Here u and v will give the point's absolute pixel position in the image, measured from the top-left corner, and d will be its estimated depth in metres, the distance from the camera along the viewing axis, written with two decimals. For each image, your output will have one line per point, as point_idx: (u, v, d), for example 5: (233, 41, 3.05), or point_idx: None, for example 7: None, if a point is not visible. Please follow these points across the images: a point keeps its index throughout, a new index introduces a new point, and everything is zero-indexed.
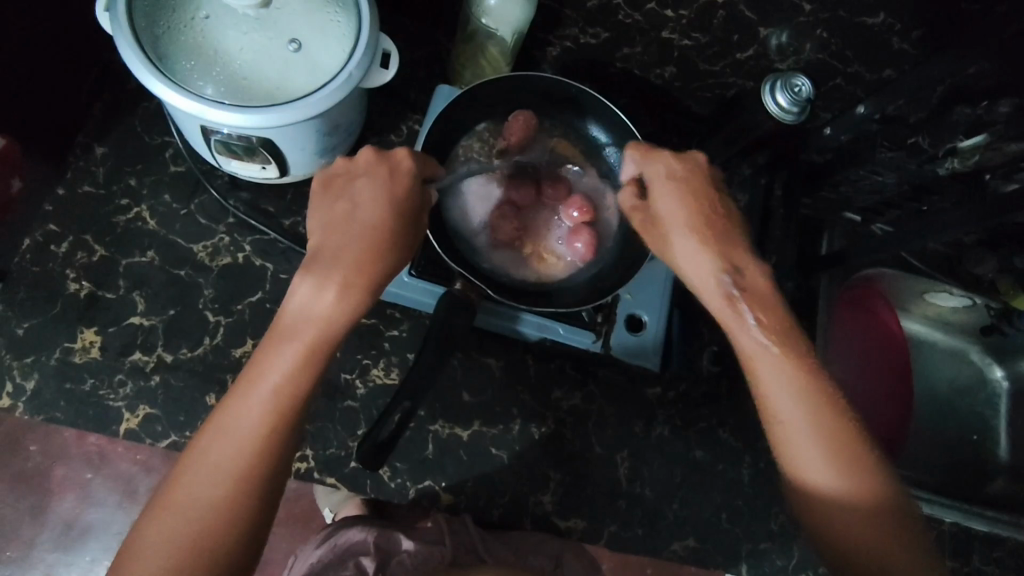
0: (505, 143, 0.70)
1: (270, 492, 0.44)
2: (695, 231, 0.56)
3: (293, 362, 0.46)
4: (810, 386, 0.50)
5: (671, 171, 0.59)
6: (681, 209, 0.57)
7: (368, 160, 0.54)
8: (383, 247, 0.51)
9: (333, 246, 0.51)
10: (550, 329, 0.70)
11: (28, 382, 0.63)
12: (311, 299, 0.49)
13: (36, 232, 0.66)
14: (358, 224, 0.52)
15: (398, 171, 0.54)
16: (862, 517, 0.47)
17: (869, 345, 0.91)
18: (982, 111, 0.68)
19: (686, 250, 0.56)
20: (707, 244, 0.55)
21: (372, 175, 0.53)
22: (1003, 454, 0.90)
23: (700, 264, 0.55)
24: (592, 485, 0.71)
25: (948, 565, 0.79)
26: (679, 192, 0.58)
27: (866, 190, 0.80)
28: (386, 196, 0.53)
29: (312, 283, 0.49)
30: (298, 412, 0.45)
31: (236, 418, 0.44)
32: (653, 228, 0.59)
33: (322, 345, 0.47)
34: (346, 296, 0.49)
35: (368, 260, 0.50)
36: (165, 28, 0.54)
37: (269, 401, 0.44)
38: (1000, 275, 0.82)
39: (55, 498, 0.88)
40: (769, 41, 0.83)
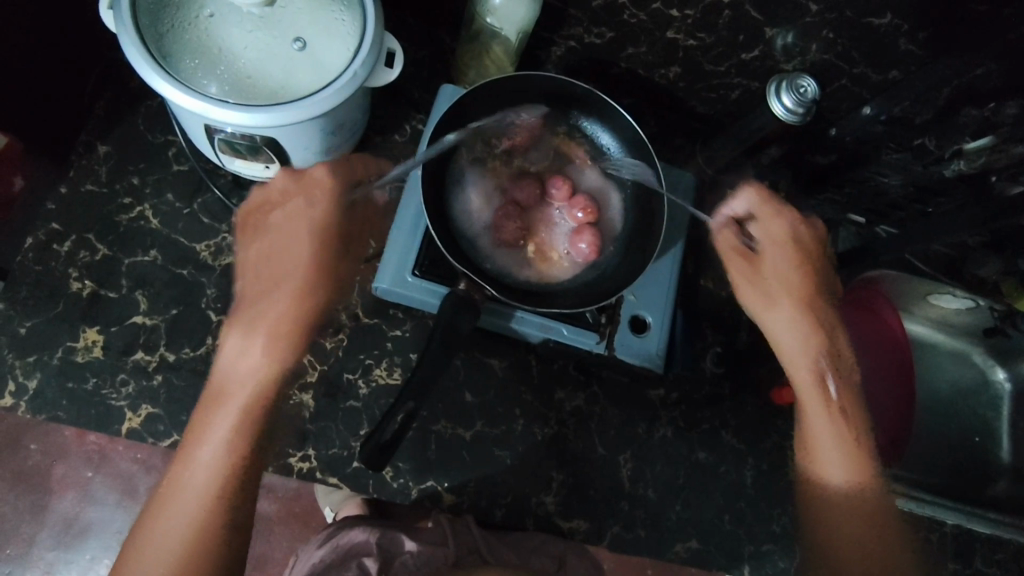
0: (512, 118, 0.70)
1: (246, 490, 0.57)
2: (791, 293, 0.73)
3: (239, 407, 0.59)
4: (844, 440, 0.70)
5: (787, 229, 0.74)
6: (791, 269, 0.73)
7: (285, 183, 0.65)
8: (308, 277, 0.65)
9: (263, 279, 0.65)
10: (553, 330, 0.69)
11: (30, 381, 0.62)
12: (247, 344, 0.62)
13: (38, 231, 0.66)
14: (288, 256, 0.65)
15: (315, 197, 0.66)
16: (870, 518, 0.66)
17: (876, 347, 0.89)
18: (989, 113, 0.67)
19: (783, 312, 0.73)
20: (805, 311, 0.73)
21: (292, 204, 0.66)
22: (1005, 456, 0.90)
23: (796, 331, 0.72)
24: (594, 485, 0.71)
25: (950, 566, 0.79)
26: (790, 248, 0.74)
27: (872, 192, 0.78)
28: (306, 223, 0.65)
29: (241, 334, 0.63)
30: (256, 431, 0.59)
31: (205, 446, 0.57)
32: (760, 278, 0.73)
33: (260, 384, 0.61)
34: (274, 340, 0.62)
35: (299, 293, 0.64)
36: (169, 26, 0.54)
37: (215, 447, 0.57)
38: (1003, 276, 0.81)
39: (56, 496, 0.88)
40: (774, 41, 0.82)
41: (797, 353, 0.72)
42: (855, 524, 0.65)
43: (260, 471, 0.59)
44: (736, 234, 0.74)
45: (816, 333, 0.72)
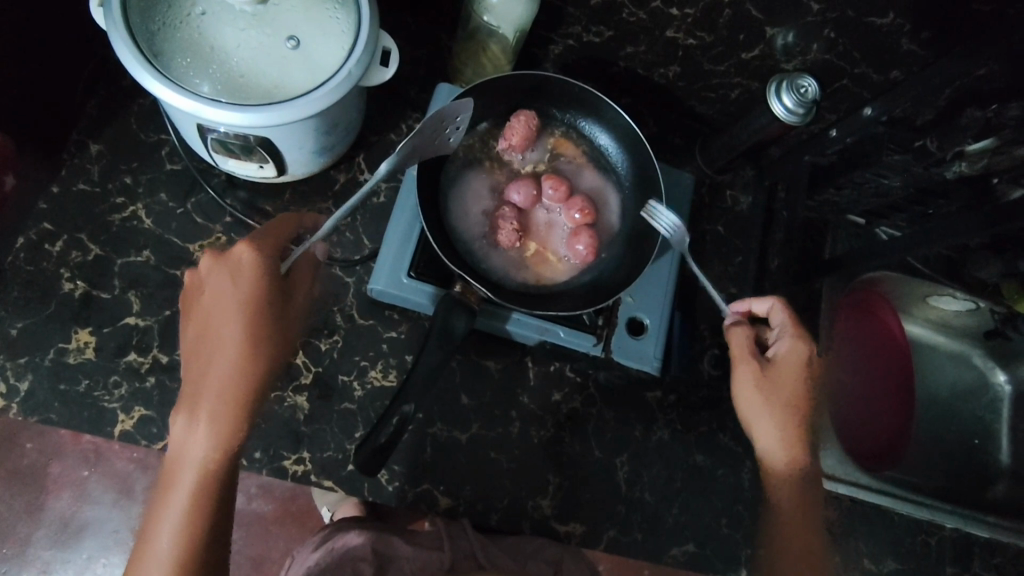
0: (452, 128, 0.60)
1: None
2: (789, 411, 0.61)
3: (185, 504, 0.51)
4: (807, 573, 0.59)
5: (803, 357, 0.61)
6: (794, 392, 0.61)
7: (211, 265, 0.53)
8: (246, 359, 0.52)
9: (197, 371, 0.52)
10: (550, 332, 0.68)
11: (22, 382, 0.62)
12: (187, 434, 0.52)
13: (30, 230, 0.65)
14: (219, 340, 0.52)
15: (241, 271, 0.52)
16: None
17: (868, 354, 0.90)
18: (992, 113, 0.67)
19: (770, 428, 0.61)
20: (795, 431, 0.61)
21: (217, 281, 0.52)
22: (1004, 459, 0.90)
23: (778, 441, 0.61)
24: (591, 489, 0.71)
25: (949, 571, 0.78)
26: (801, 373, 0.61)
27: (871, 193, 0.77)
28: (235, 302, 0.52)
29: (183, 422, 0.52)
30: (205, 538, 0.51)
31: (149, 558, 0.50)
32: (762, 390, 0.61)
33: (208, 476, 0.51)
34: (214, 434, 0.51)
35: (235, 383, 0.52)
36: (161, 24, 0.53)
37: (168, 556, 0.50)
38: (1004, 279, 0.79)
39: (51, 496, 0.87)
40: (774, 40, 0.81)
41: (777, 464, 0.62)
42: None
43: (223, 551, 0.53)
44: (749, 333, 0.62)
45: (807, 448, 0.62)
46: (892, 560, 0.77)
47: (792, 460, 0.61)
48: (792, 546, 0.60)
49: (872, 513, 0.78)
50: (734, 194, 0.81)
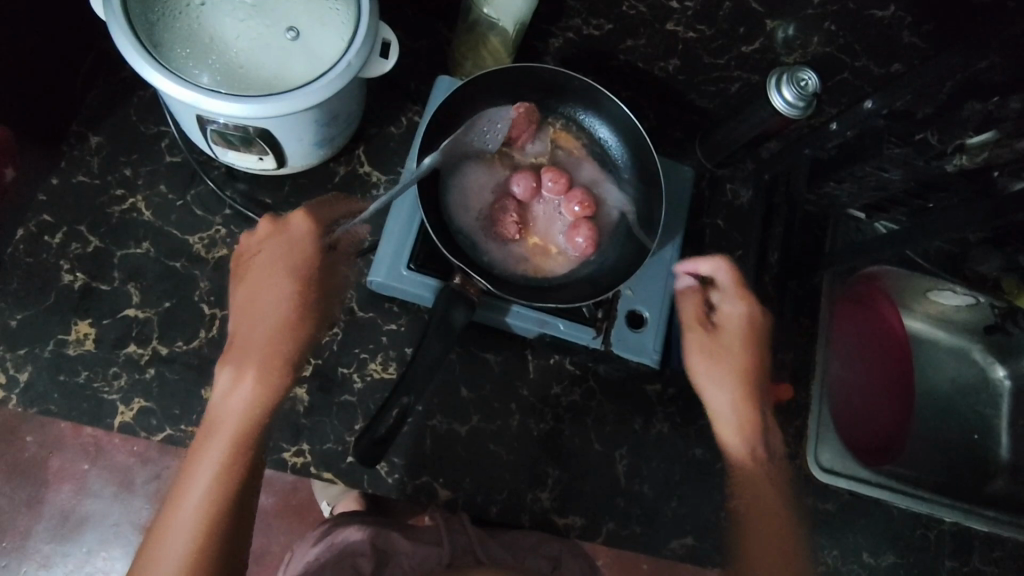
0: (489, 130, 0.69)
1: (231, 546, 0.51)
2: (732, 366, 0.70)
3: (225, 447, 0.53)
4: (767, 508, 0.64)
5: (737, 315, 0.71)
6: (734, 348, 0.70)
7: (268, 230, 0.62)
8: (297, 312, 0.60)
9: (246, 332, 0.59)
10: (550, 325, 0.68)
11: (21, 373, 0.62)
12: (234, 386, 0.56)
13: (30, 221, 0.65)
14: (271, 298, 0.60)
15: (295, 237, 0.61)
16: (769, 519, 0.64)
17: (870, 346, 0.90)
18: (993, 105, 0.67)
19: (717, 383, 0.69)
20: (744, 381, 0.69)
21: (270, 249, 0.61)
22: (1003, 453, 0.90)
23: (731, 391, 0.69)
24: (590, 481, 0.71)
25: (948, 565, 0.79)
26: (739, 332, 0.70)
27: (871, 187, 0.77)
28: (288, 265, 0.61)
29: (231, 371, 0.57)
30: (246, 479, 0.52)
31: (185, 498, 0.51)
32: (711, 348, 0.70)
33: (248, 423, 0.54)
34: (264, 373, 0.57)
35: (285, 329, 0.59)
36: (160, 14, 0.53)
37: (210, 485, 0.51)
38: (1004, 272, 0.82)
39: (51, 489, 0.86)
40: (775, 33, 0.82)
41: (727, 417, 0.69)
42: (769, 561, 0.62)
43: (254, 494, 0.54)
44: (697, 301, 0.71)
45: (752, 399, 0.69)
46: (891, 554, 0.78)
47: (744, 408, 0.69)
48: (755, 486, 0.66)
49: (871, 507, 0.78)
50: (735, 187, 0.81)
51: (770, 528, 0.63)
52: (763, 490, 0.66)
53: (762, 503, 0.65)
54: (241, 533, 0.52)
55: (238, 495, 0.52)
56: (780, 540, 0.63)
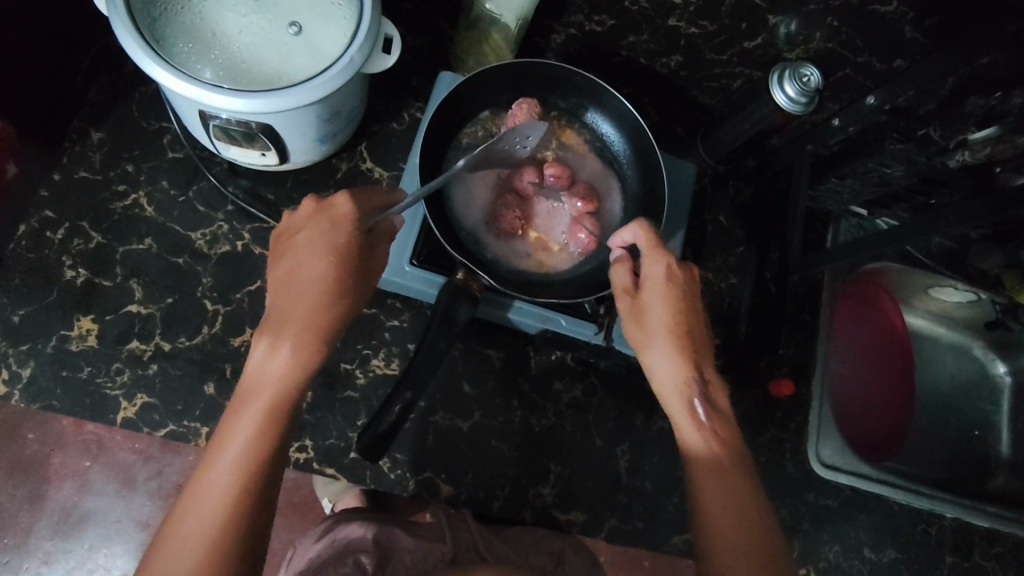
0: (518, 138, 0.65)
1: (255, 539, 0.43)
2: (669, 335, 0.55)
3: (255, 425, 0.45)
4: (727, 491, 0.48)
5: (668, 271, 0.56)
6: (666, 311, 0.56)
7: (309, 212, 0.53)
8: (334, 297, 0.51)
9: (282, 305, 0.51)
10: (552, 321, 0.68)
11: (24, 369, 0.62)
12: (269, 357, 0.49)
13: (31, 218, 0.65)
14: (307, 279, 0.51)
15: (338, 220, 0.52)
16: (726, 511, 0.48)
17: (872, 344, 0.91)
18: (996, 102, 0.67)
19: (657, 356, 0.55)
20: (681, 350, 0.55)
21: (313, 226, 0.52)
22: (1004, 449, 0.90)
23: (668, 363, 0.54)
24: (592, 478, 0.71)
25: (949, 560, 0.79)
26: (670, 293, 0.56)
27: (873, 183, 0.76)
28: (329, 243, 0.51)
29: (267, 343, 0.49)
30: (273, 463, 0.45)
31: (206, 482, 0.43)
32: (638, 320, 0.57)
33: (281, 399, 0.47)
34: (300, 352, 0.48)
35: (320, 311, 0.50)
36: (163, 9, 0.53)
37: (234, 467, 0.43)
38: (1006, 269, 0.80)
39: (52, 486, 0.83)
40: (777, 29, 0.82)
41: (675, 398, 0.54)
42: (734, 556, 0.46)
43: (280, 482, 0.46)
44: (629, 268, 0.59)
45: (692, 369, 0.54)
46: (892, 549, 0.78)
47: (684, 382, 0.54)
48: (714, 470, 0.50)
49: (873, 502, 0.78)
50: (735, 184, 0.82)
51: (730, 522, 0.47)
52: (717, 472, 0.49)
53: (719, 492, 0.48)
54: (266, 527, 0.44)
55: (265, 482, 0.44)
56: (749, 536, 0.47)
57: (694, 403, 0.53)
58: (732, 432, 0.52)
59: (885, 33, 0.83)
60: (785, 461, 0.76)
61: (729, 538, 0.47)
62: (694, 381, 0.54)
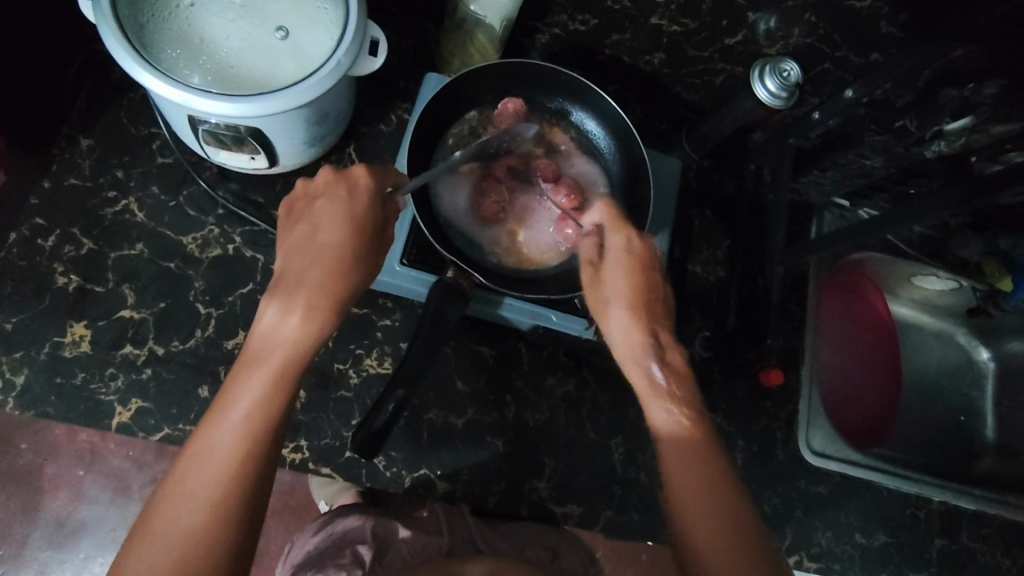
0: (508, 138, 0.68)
1: (253, 507, 0.43)
2: (628, 302, 0.57)
3: (262, 389, 0.45)
4: (690, 455, 0.48)
5: (629, 246, 0.60)
6: (626, 280, 0.58)
7: (326, 180, 0.53)
8: (341, 269, 0.50)
9: (295, 270, 0.50)
10: (542, 316, 0.69)
11: (18, 377, 0.62)
12: (279, 324, 0.48)
13: (22, 226, 0.65)
14: (317, 247, 0.50)
15: (357, 190, 0.52)
16: (701, 499, 0.46)
17: (857, 334, 0.93)
18: (969, 92, 0.69)
19: (617, 320, 0.57)
20: (639, 315, 0.57)
21: (330, 198, 0.52)
22: (989, 433, 0.92)
23: (626, 327, 0.56)
24: (587, 470, 0.72)
25: (937, 543, 0.81)
26: (630, 265, 0.58)
27: (854, 173, 0.78)
28: (345, 214, 0.51)
29: (277, 310, 0.49)
30: (276, 433, 0.45)
31: (208, 448, 0.43)
32: (599, 288, 0.59)
33: (289, 367, 0.46)
34: (311, 321, 0.48)
35: (331, 282, 0.49)
36: (150, 16, 0.53)
37: (239, 432, 0.43)
38: (986, 257, 0.82)
39: (46, 496, 0.82)
40: (757, 26, 0.84)
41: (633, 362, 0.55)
42: (706, 522, 0.45)
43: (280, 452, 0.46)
44: (595, 243, 0.62)
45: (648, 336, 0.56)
46: (882, 534, 0.79)
47: (641, 345, 0.56)
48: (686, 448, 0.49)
49: (861, 487, 0.80)
50: (721, 178, 0.83)
51: (711, 526, 0.45)
52: (684, 448, 0.49)
53: (699, 496, 0.46)
54: (265, 498, 0.44)
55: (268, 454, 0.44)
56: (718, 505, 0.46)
57: (648, 365, 0.54)
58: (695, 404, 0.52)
59: (862, 27, 0.85)
60: (775, 450, 0.78)
61: (700, 517, 0.45)
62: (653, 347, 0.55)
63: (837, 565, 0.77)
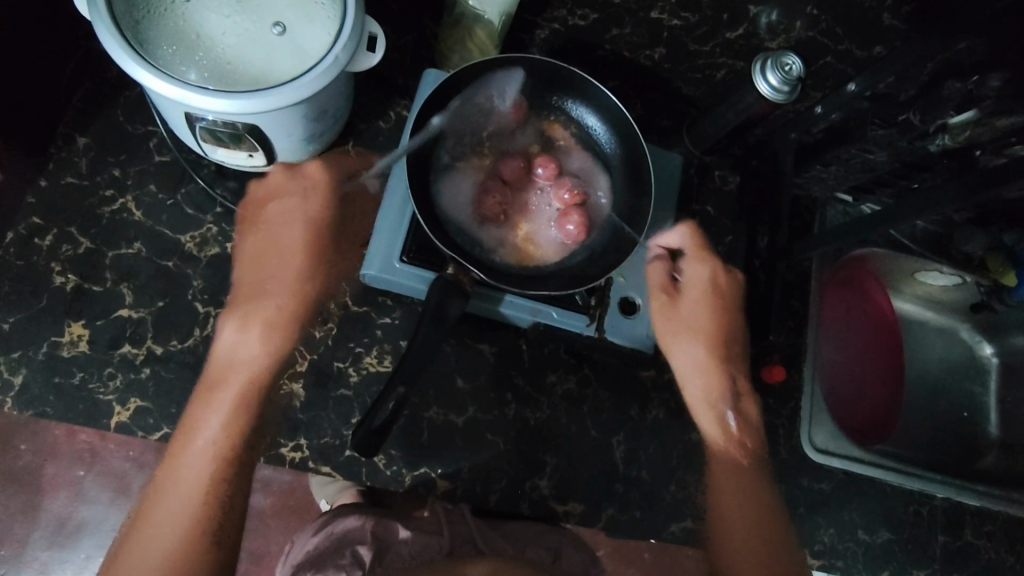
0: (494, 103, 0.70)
1: (234, 505, 0.60)
2: (695, 331, 0.77)
3: (229, 411, 0.62)
4: (737, 479, 0.72)
5: (701, 278, 0.77)
6: (702, 311, 0.77)
7: (281, 178, 0.69)
8: (300, 279, 0.69)
9: (251, 284, 0.68)
10: (543, 313, 0.68)
11: (16, 376, 0.62)
12: (237, 343, 0.65)
13: (19, 225, 0.65)
14: (294, 269, 0.69)
15: (314, 189, 0.70)
16: (744, 534, 0.69)
17: (859, 329, 0.92)
18: (973, 84, 0.68)
19: (686, 344, 0.76)
20: (708, 341, 0.77)
21: (296, 196, 0.69)
22: (992, 428, 0.91)
23: (691, 352, 0.76)
24: (588, 468, 0.72)
25: (941, 540, 0.80)
26: (707, 298, 0.77)
27: (857, 168, 0.77)
28: (304, 214, 0.70)
29: (234, 325, 0.66)
30: (242, 439, 0.62)
31: (176, 477, 0.59)
32: (672, 314, 0.75)
33: (249, 386, 0.64)
34: (272, 331, 0.67)
35: (290, 295, 0.69)
36: (145, 12, 0.53)
37: (206, 454, 0.61)
38: (989, 252, 0.82)
39: (46, 496, 0.82)
40: (758, 19, 0.84)
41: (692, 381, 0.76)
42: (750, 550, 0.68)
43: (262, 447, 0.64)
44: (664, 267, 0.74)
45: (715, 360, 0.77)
46: (885, 531, 0.79)
47: (708, 364, 0.76)
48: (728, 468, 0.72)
49: (864, 484, 0.79)
50: (723, 173, 0.82)
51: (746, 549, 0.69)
52: (731, 477, 0.72)
53: (744, 528, 0.70)
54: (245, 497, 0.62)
55: (249, 432, 0.63)
56: (756, 531, 0.69)
57: (713, 383, 0.76)
58: (754, 447, 0.75)
59: (863, 20, 0.85)
60: (778, 447, 0.77)
61: (737, 541, 0.69)
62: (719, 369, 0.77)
63: (840, 562, 0.77)
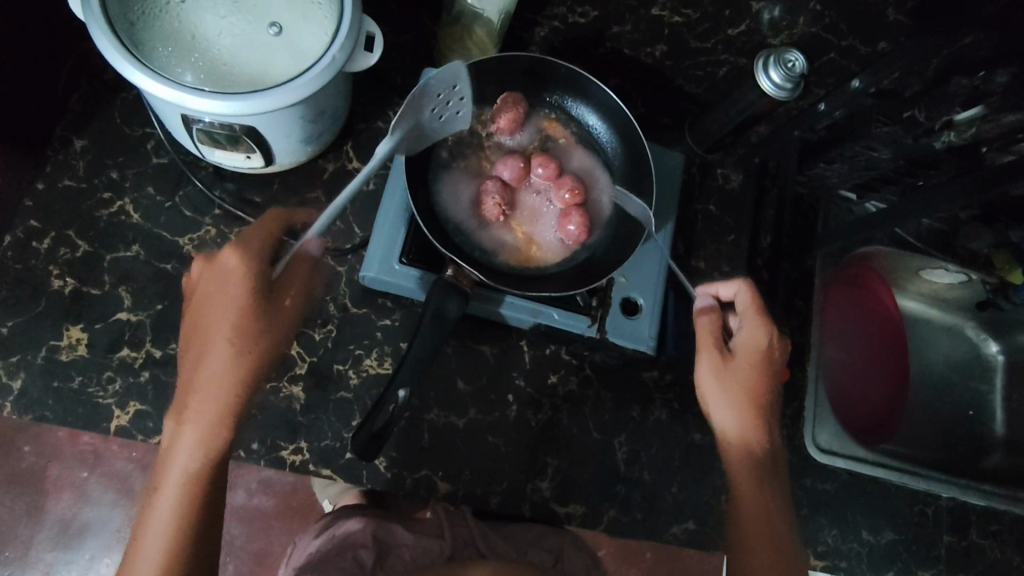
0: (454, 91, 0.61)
1: None
2: (743, 394, 0.64)
3: (173, 511, 0.52)
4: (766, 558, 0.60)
5: (759, 343, 0.63)
6: (751, 376, 0.63)
7: (202, 269, 0.55)
8: (231, 369, 0.54)
9: (183, 382, 0.55)
10: (544, 314, 0.67)
11: (15, 380, 0.62)
12: (173, 442, 0.54)
13: (17, 228, 0.64)
14: (217, 359, 0.54)
15: (230, 273, 0.54)
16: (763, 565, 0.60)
17: (864, 329, 0.91)
18: (979, 81, 0.67)
19: (726, 408, 0.64)
20: (750, 412, 0.64)
21: (213, 287, 0.54)
22: (998, 427, 0.91)
23: (734, 418, 0.64)
24: (590, 469, 0.71)
25: (947, 540, 0.79)
26: (760, 364, 0.63)
27: (861, 166, 0.76)
28: (226, 301, 0.54)
29: (170, 426, 0.55)
30: (195, 539, 0.52)
31: None
32: (718, 371, 0.64)
33: (188, 486, 0.53)
34: (204, 431, 0.54)
35: (217, 388, 0.54)
36: (140, 13, 0.52)
37: (160, 556, 0.51)
38: (996, 249, 0.83)
39: (50, 498, 0.82)
40: (760, 15, 0.83)
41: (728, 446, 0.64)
42: None
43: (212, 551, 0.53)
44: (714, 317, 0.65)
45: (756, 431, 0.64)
46: (890, 532, 0.78)
47: (745, 434, 0.64)
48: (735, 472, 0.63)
49: (869, 485, 0.78)
50: (727, 171, 0.81)
51: None
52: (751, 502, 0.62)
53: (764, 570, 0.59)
54: None
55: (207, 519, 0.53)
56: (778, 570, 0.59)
57: (747, 459, 0.63)
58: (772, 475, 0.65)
59: (867, 15, 0.84)
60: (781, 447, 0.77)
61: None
62: (758, 443, 0.64)
63: (844, 563, 0.76)
